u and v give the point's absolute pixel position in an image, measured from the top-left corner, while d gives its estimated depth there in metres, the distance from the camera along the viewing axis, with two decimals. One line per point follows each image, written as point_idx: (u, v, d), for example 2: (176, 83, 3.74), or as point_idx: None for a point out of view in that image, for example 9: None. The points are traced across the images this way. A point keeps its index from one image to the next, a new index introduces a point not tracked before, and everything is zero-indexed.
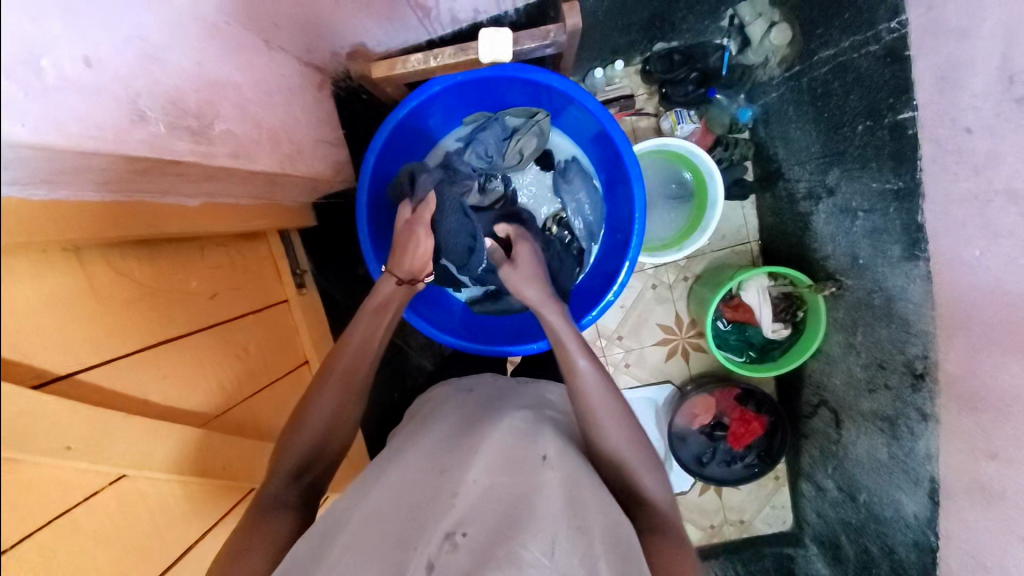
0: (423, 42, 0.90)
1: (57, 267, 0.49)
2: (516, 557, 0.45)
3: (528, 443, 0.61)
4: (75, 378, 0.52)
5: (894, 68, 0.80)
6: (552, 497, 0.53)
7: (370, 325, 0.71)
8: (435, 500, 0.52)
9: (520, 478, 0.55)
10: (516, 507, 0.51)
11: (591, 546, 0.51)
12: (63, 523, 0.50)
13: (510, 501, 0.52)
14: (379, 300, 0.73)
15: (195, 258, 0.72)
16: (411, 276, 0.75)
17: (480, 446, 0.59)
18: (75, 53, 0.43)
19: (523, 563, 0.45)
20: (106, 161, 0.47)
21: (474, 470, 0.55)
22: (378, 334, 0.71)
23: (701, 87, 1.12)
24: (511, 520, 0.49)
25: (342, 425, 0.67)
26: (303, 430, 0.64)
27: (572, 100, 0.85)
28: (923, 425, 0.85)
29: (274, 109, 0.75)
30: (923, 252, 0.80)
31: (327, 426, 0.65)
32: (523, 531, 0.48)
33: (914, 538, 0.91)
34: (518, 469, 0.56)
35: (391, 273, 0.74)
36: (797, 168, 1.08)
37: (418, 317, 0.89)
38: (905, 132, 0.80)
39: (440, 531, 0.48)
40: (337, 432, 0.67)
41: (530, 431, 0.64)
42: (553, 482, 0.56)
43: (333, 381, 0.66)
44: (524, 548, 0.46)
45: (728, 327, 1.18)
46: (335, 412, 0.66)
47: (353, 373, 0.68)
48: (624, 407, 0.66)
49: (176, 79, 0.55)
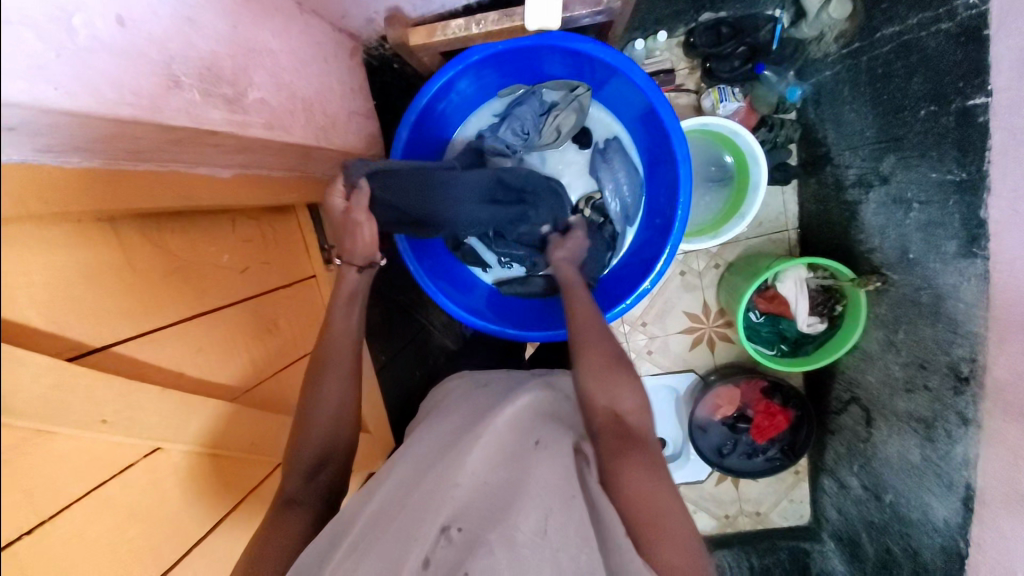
0: (460, 8, 0.86)
1: (91, 239, 0.48)
2: (509, 540, 0.46)
3: (524, 428, 0.59)
4: (110, 351, 0.51)
5: (969, 49, 0.73)
6: (544, 474, 0.53)
7: (345, 313, 0.68)
8: (433, 492, 0.51)
9: (520, 467, 0.53)
10: (512, 493, 0.50)
11: (582, 528, 0.50)
12: (101, 495, 0.51)
13: (513, 486, 0.51)
14: (345, 289, 0.69)
15: (227, 232, 0.71)
16: (366, 257, 0.69)
17: (481, 432, 0.58)
18: (105, 11, 0.40)
19: (515, 544, 0.46)
20: (142, 129, 0.45)
21: (473, 453, 0.54)
22: (354, 316, 0.69)
23: (748, 63, 1.07)
24: (500, 502, 0.49)
25: (342, 425, 0.65)
26: (316, 416, 0.64)
27: (617, 73, 0.80)
28: (963, 429, 0.82)
29: (308, 77, 0.73)
30: (981, 249, 0.76)
31: (333, 419, 0.64)
32: (513, 513, 0.48)
33: (941, 542, 0.89)
34: (517, 458, 0.55)
35: (349, 261, 0.69)
36: (847, 153, 1.02)
37: (427, 280, 0.87)
38: (974, 120, 0.74)
39: (436, 525, 0.47)
40: (344, 421, 0.66)
41: (534, 418, 0.63)
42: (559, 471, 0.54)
43: (327, 376, 0.65)
44: (516, 529, 0.47)
45: (761, 318, 1.15)
46: (342, 400, 0.65)
47: (349, 359, 0.67)
48: None
49: (209, 41, 0.53)
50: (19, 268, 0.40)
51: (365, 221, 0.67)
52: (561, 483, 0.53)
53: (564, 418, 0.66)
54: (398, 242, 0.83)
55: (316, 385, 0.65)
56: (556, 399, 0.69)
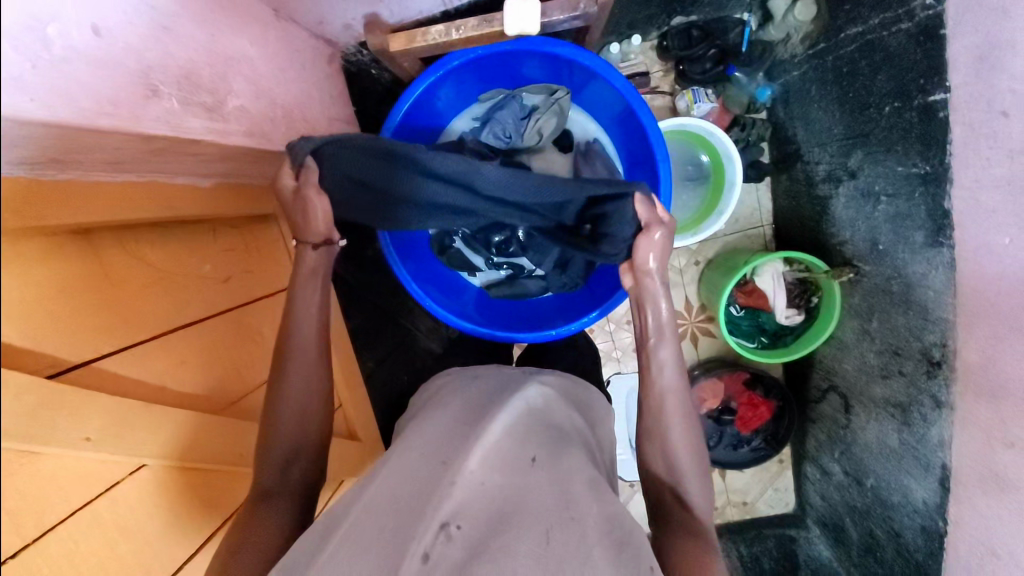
0: (438, 14, 0.86)
1: (68, 252, 0.47)
2: (511, 550, 0.46)
3: (523, 439, 0.60)
4: (93, 367, 0.50)
5: (927, 47, 0.77)
6: (544, 489, 0.54)
7: (306, 292, 0.67)
8: (433, 490, 0.51)
9: (516, 473, 0.55)
10: (510, 503, 0.51)
11: (586, 536, 0.50)
12: (88, 514, 0.50)
13: (508, 497, 0.52)
14: (303, 269, 0.67)
15: (208, 242, 0.70)
16: (323, 236, 0.66)
17: (479, 435, 0.58)
18: (82, 21, 0.40)
19: (515, 554, 0.46)
20: (121, 139, 0.44)
21: (472, 459, 0.54)
22: (314, 298, 0.67)
23: (719, 65, 1.10)
24: (502, 513, 0.50)
25: (310, 432, 0.65)
26: (284, 421, 0.63)
27: (596, 76, 0.81)
28: (937, 412, 0.85)
29: (287, 84, 0.73)
30: (947, 238, 0.79)
31: (297, 424, 0.64)
32: (516, 526, 0.48)
33: (921, 522, 0.92)
34: (512, 462, 0.56)
35: (303, 240, 0.67)
36: (816, 150, 1.06)
37: (413, 284, 0.86)
38: (935, 115, 0.78)
39: (436, 520, 0.47)
40: (309, 428, 0.65)
41: (528, 425, 0.63)
42: (549, 478, 0.56)
43: (293, 381, 0.64)
44: (518, 542, 0.47)
45: (741, 312, 1.18)
46: (306, 399, 0.65)
47: (314, 359, 0.66)
48: (692, 412, 0.68)
49: (187, 50, 0.52)
50: (8, 284, 0.39)
51: (315, 199, 0.64)
52: (558, 494, 0.54)
53: (555, 423, 0.67)
54: (381, 237, 0.83)
55: (282, 387, 0.64)
56: (547, 405, 0.70)
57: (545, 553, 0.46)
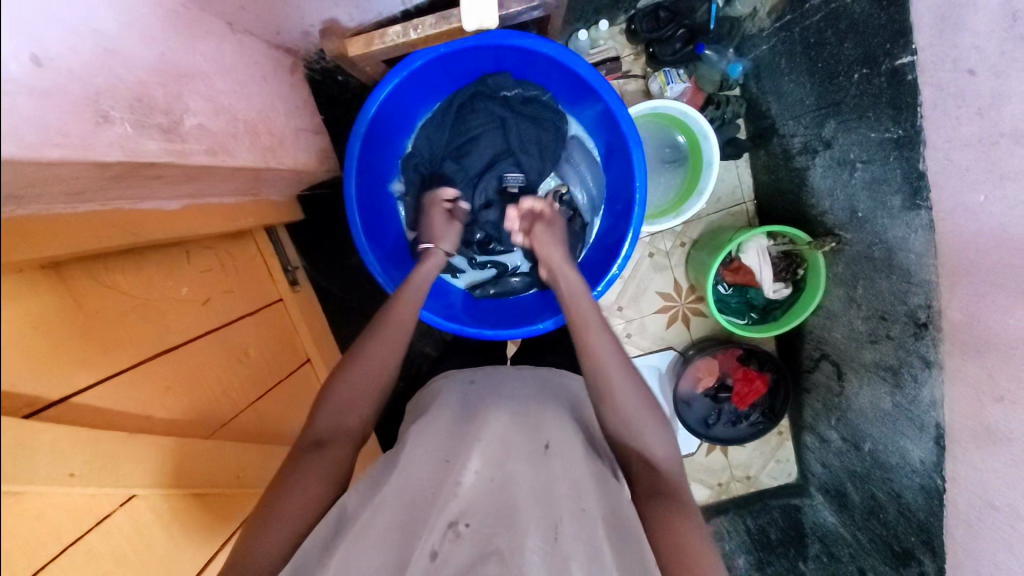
0: (399, 14, 0.86)
1: (37, 284, 0.45)
2: (519, 548, 0.46)
3: (526, 432, 0.60)
4: (72, 403, 0.49)
5: (891, 12, 0.77)
6: (549, 480, 0.54)
7: None
8: (438, 489, 0.53)
9: (528, 464, 0.56)
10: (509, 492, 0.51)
11: (594, 531, 0.51)
12: (77, 552, 0.49)
13: (513, 489, 0.52)
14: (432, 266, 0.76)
15: (182, 263, 0.69)
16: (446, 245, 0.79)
17: (480, 432, 0.59)
18: (20, 50, 0.38)
19: (525, 552, 0.46)
20: (76, 169, 0.43)
21: (475, 458, 0.55)
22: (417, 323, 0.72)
23: (689, 45, 1.09)
24: (510, 508, 0.50)
25: None
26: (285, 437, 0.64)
27: (558, 66, 0.81)
28: (927, 372, 0.86)
29: (248, 99, 0.71)
30: (924, 201, 0.79)
31: None
32: (523, 520, 0.49)
33: (919, 482, 0.93)
34: (524, 455, 0.57)
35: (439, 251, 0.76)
36: (790, 123, 1.05)
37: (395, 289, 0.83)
38: (904, 78, 0.78)
39: (444, 520, 0.49)
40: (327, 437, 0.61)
41: (528, 417, 0.64)
42: (560, 466, 0.57)
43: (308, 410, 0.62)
44: (525, 537, 0.47)
45: (729, 290, 1.18)
46: None
47: None
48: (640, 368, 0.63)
49: (137, 72, 0.51)
50: None
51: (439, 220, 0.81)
52: (563, 488, 0.54)
53: (553, 407, 0.68)
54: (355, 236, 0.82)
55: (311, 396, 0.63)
56: (545, 394, 0.71)
57: (551, 549, 0.47)
